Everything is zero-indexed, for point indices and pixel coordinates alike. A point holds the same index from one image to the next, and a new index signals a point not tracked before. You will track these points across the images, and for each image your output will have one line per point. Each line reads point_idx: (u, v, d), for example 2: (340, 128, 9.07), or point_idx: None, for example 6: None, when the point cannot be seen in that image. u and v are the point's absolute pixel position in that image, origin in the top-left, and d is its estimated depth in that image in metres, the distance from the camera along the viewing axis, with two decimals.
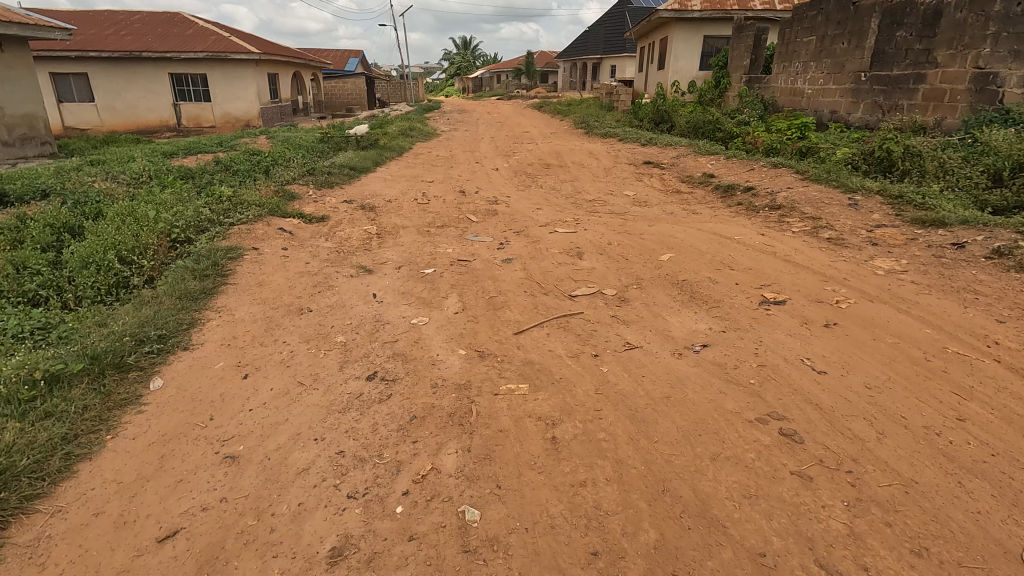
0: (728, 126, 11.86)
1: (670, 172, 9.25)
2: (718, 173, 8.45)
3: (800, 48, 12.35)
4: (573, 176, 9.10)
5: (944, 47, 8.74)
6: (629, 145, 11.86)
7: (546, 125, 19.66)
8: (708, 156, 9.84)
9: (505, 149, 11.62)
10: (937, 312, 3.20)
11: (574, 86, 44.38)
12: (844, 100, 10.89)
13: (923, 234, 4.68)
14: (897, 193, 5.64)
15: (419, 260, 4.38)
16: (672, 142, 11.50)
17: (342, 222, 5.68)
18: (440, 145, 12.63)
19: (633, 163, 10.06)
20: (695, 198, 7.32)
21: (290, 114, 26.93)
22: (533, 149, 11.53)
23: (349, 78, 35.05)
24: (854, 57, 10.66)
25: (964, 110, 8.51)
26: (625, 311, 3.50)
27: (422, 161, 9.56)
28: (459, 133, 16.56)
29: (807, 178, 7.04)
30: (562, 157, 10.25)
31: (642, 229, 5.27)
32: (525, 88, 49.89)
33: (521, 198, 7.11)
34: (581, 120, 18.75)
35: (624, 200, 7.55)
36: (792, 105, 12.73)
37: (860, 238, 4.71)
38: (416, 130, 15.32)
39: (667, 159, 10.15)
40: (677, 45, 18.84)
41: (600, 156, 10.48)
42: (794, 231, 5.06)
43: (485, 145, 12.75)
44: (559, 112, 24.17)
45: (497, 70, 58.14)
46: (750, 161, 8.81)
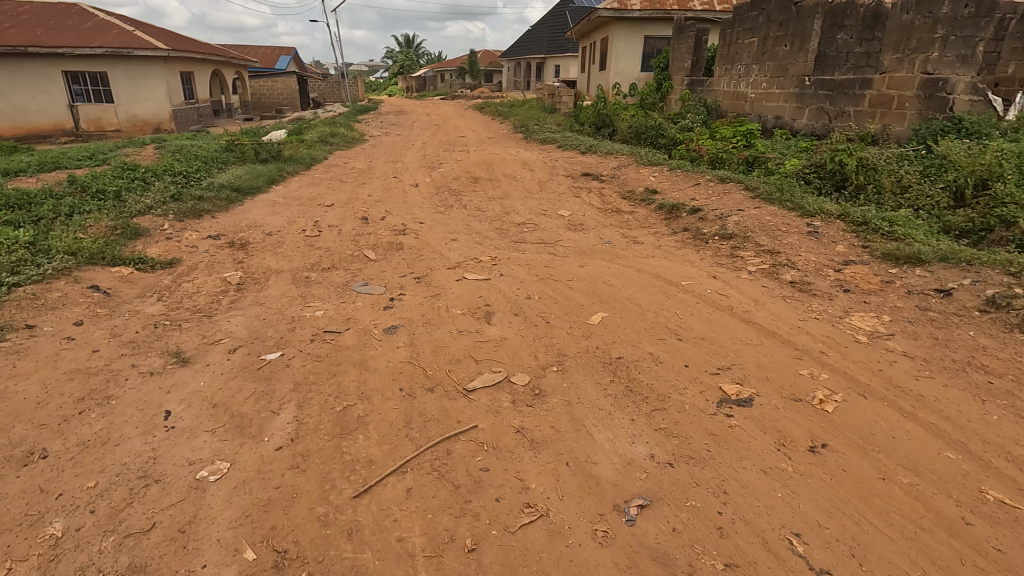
0: (671, 132, 11.21)
1: (610, 186, 8.42)
2: (661, 188, 7.67)
3: (742, 50, 11.82)
4: (503, 191, 8.10)
5: (891, 50, 8.26)
6: (567, 154, 11.00)
7: (485, 128, 18.61)
8: (650, 167, 9.09)
9: (432, 159, 10.50)
10: (949, 414, 2.36)
11: (518, 86, 43.50)
12: (788, 105, 10.38)
13: (899, 275, 3.93)
14: (860, 219, 4.95)
15: (271, 332, 3.27)
16: (613, 150, 10.72)
17: (195, 267, 4.47)
18: (361, 154, 11.35)
19: (571, 174, 9.17)
20: (635, 220, 6.46)
21: (210, 116, 24.74)
22: (463, 158, 10.46)
23: (279, 77, 32.85)
24: (797, 60, 10.15)
25: (913, 118, 8.04)
26: (536, 420, 2.51)
27: (331, 176, 8.34)
28: (389, 139, 15.29)
29: (757, 196, 6.32)
30: (493, 169, 9.25)
31: (571, 270, 4.31)
32: (468, 88, 48.61)
33: (437, 223, 6.07)
34: (521, 123, 17.80)
35: (557, 223, 6.62)
36: (735, 109, 12.19)
37: (827, 280, 3.93)
38: (340, 136, 13.95)
39: (607, 170, 9.32)
40: (618, 46, 18.20)
41: (535, 167, 9.53)
42: (748, 271, 4.25)
43: (412, 153, 11.58)
44: (500, 114, 23.16)
45: (440, 69, 56.56)
46: (695, 173, 8.08)
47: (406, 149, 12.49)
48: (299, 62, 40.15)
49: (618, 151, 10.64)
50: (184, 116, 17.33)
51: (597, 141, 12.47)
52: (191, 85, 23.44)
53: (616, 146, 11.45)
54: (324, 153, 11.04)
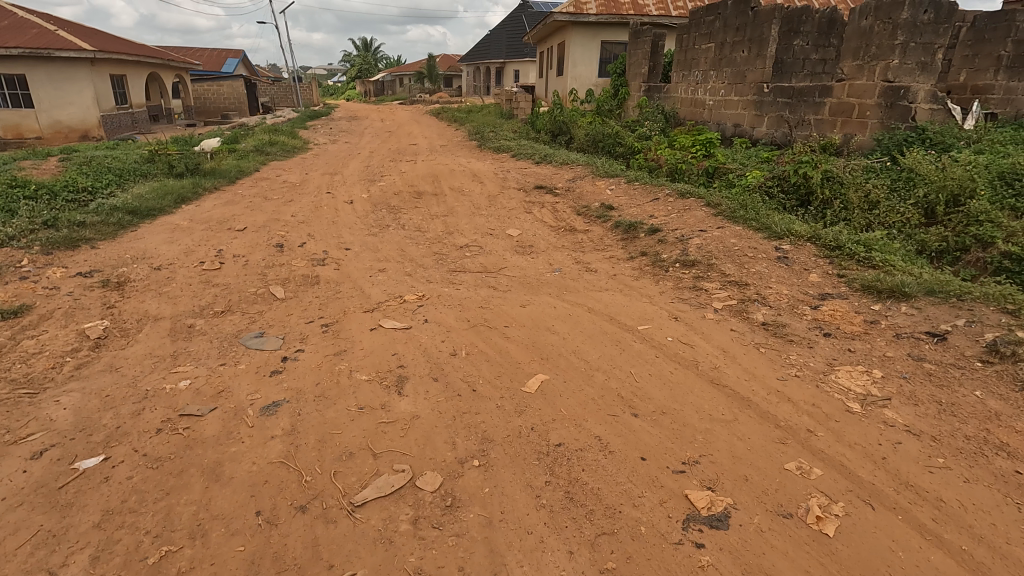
0: (629, 141, 10.79)
1: (564, 200, 7.84)
2: (618, 203, 7.13)
3: (698, 56, 11.48)
4: (448, 208, 7.42)
5: (850, 57, 7.93)
6: (522, 164, 10.39)
7: (440, 135, 17.89)
8: (607, 178, 8.57)
9: (375, 170, 9.72)
10: (981, 536, 1.79)
11: (478, 91, 42.87)
12: (747, 112, 10.04)
13: (884, 314, 3.42)
14: (832, 242, 4.50)
15: (107, 419, 2.50)
16: (570, 160, 10.18)
17: (50, 317, 3.63)
18: (299, 165, 10.48)
19: (524, 187, 8.56)
20: (590, 242, 5.88)
21: (147, 122, 23.22)
22: (409, 169, 9.72)
23: (225, 80, 31.30)
24: (755, 67, 9.83)
25: (875, 127, 7.72)
26: (440, 557, 1.83)
27: (256, 192, 7.49)
28: (335, 148, 14.41)
29: (719, 213, 5.85)
30: (439, 182, 8.55)
31: (511, 311, 3.67)
32: (427, 93, 47.68)
33: (366, 250, 5.34)
34: (477, 130, 17.13)
35: (504, 245, 5.98)
36: (693, 117, 11.84)
37: (803, 321, 3.40)
38: (280, 145, 12.99)
39: (562, 182, 8.75)
40: (575, 51, 17.80)
41: (485, 179, 8.89)
42: (714, 309, 3.69)
43: (356, 164, 10.77)
44: (456, 120, 22.47)
45: (399, 73, 55.44)
46: (654, 186, 7.59)
47: (350, 159, 11.65)
48: (248, 65, 38.49)
49: (575, 161, 10.11)
50: (114, 122, 16.04)
51: (552, 149, 11.94)
52: (124, 89, 21.90)
53: (573, 155, 10.93)
54: (257, 165, 10.12)
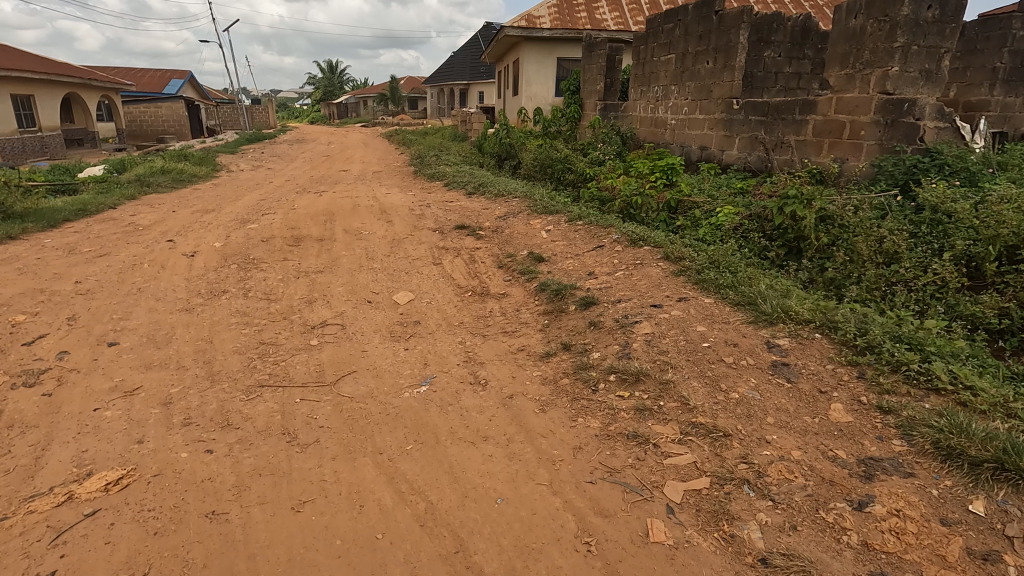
0: (580, 166, 9.19)
1: (486, 246, 6.10)
2: (551, 251, 5.42)
3: (658, 69, 9.99)
4: (329, 261, 5.60)
5: (837, 64, 6.46)
6: (452, 195, 8.68)
7: (380, 159, 16.13)
8: (547, 211, 6.91)
9: (265, 205, 7.85)
10: None
11: (441, 113, 41.44)
12: (714, 133, 8.53)
13: (1010, 539, 1.67)
14: (857, 332, 2.83)
15: None
16: (509, 190, 8.53)
17: None
18: (178, 200, 8.56)
19: (441, 228, 6.80)
20: (499, 317, 4.13)
21: (61, 146, 21.03)
22: (308, 202, 7.90)
23: (163, 102, 29.12)
24: (721, 80, 8.35)
25: (872, 150, 6.16)
26: None
27: (69, 242, 5.56)
28: (248, 175, 12.54)
29: (683, 271, 4.19)
30: (334, 223, 6.73)
31: (271, 528, 1.88)
32: (389, 115, 46.06)
33: (145, 345, 3.47)
34: (420, 154, 15.45)
35: (378, 324, 4.17)
36: (652, 138, 10.31)
37: (842, 559, 1.66)
38: (176, 172, 11.03)
39: (490, 219, 7.03)
40: (529, 67, 16.37)
41: (394, 217, 7.11)
42: (665, 508, 1.92)
43: (252, 197, 8.91)
44: (406, 142, 20.78)
45: (361, 95, 53.75)
46: (600, 226, 5.95)
47: (251, 191, 9.79)
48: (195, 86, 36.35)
49: (514, 190, 8.46)
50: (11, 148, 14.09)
51: (493, 177, 10.28)
52: (29, 111, 19.84)
53: (513, 185, 9.31)
54: (121, 202, 8.17)
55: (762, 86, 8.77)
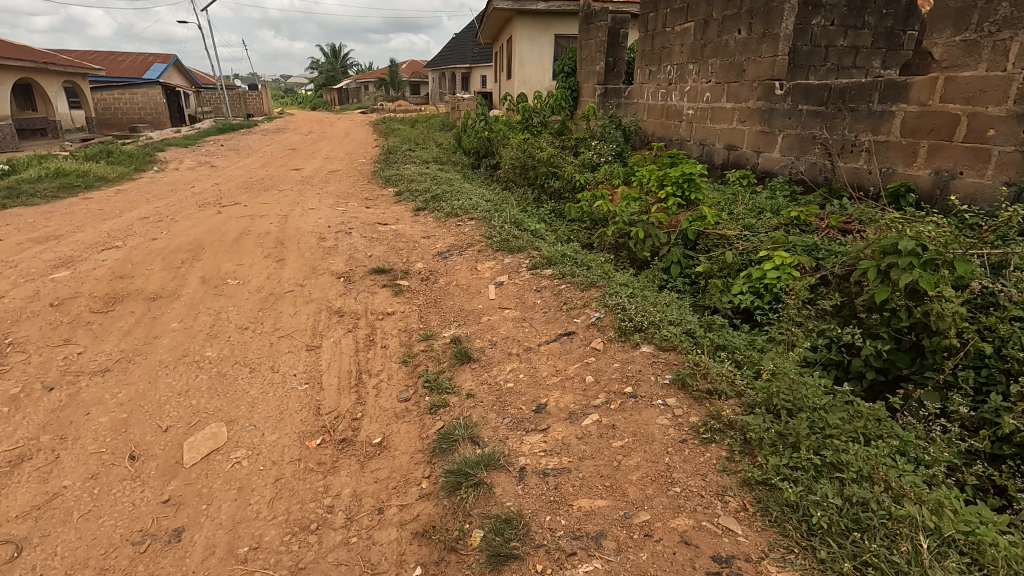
0: (568, 171, 7.03)
1: (400, 313, 3.95)
2: (488, 337, 3.29)
3: (670, 43, 7.68)
4: (136, 345, 3.50)
5: (946, 26, 4.19)
6: (393, 212, 6.55)
7: (350, 153, 14.00)
8: (507, 242, 4.79)
9: (131, 230, 5.79)
10: None
11: (442, 98, 39.06)
12: (747, 127, 6.28)
13: None
14: None
15: None
16: (471, 204, 6.42)
17: None
18: (34, 219, 6.53)
19: (351, 272, 4.69)
20: (332, 534, 2.02)
21: (12, 137, 19.22)
22: (190, 226, 5.81)
23: (138, 88, 27.18)
24: (758, 55, 6.07)
25: (1007, 160, 3.91)
26: None
27: None
28: (177, 176, 10.50)
29: (718, 429, 2.09)
30: (194, 264, 4.65)
31: None
32: (387, 100, 43.79)
33: None
34: (393, 147, 13.29)
35: (97, 540, 2.09)
36: (660, 132, 8.06)
37: None
38: (76, 176, 9.03)
39: (422, 258, 4.89)
40: (522, 47, 14.11)
41: (291, 253, 5.00)
42: None
43: (139, 213, 6.86)
44: (389, 132, 18.61)
45: (362, 80, 51.43)
46: (577, 280, 3.83)
47: (153, 202, 7.74)
48: (181, 71, 34.32)
49: (477, 205, 6.34)
50: None
51: (461, 182, 8.15)
52: None
53: (482, 195, 7.21)
54: None
55: (809, 65, 6.49)
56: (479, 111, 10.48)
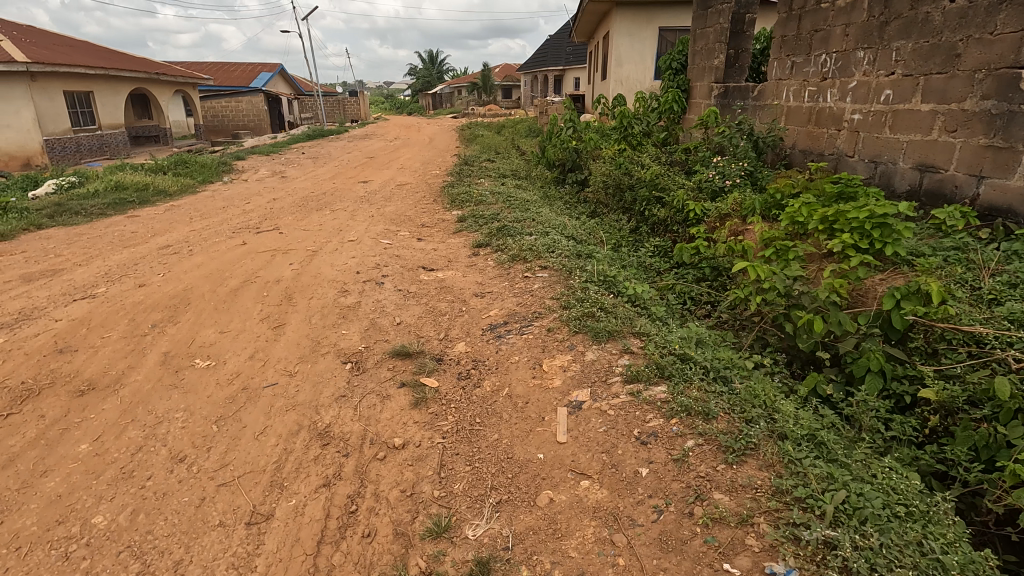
0: (680, 198, 5.29)
1: (411, 451, 2.46)
2: (548, 562, 1.74)
3: (828, 23, 5.66)
4: (5, 490, 2.28)
5: None
6: (446, 250, 5.12)
7: (426, 163, 12.92)
8: (595, 318, 3.19)
9: (134, 267, 4.80)
10: None
11: (533, 102, 37.83)
12: (962, 141, 4.22)
13: None
14: None
15: None
16: (551, 240, 4.86)
17: None
18: (55, 246, 5.79)
19: (364, 352, 3.28)
20: None
21: (124, 143, 20.16)
22: (197, 263, 4.72)
23: (243, 95, 28.21)
24: (989, 33, 4.00)
25: None
26: None
27: None
28: (241, 190, 9.82)
29: None
30: (163, 331, 3.46)
31: None
32: (478, 105, 43.28)
33: None
34: (471, 156, 12.04)
35: None
36: (805, 143, 6.05)
37: None
38: (134, 192, 8.48)
39: (466, 335, 3.38)
40: (621, 42, 12.36)
41: (295, 315, 3.70)
42: None
43: (166, 240, 5.97)
44: (473, 138, 17.48)
45: (456, 86, 51.45)
46: (717, 423, 2.17)
47: (192, 224, 6.88)
48: (287, 79, 35.57)
49: (558, 241, 4.78)
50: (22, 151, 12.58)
51: (539, 206, 6.63)
52: (92, 108, 18.79)
53: (566, 224, 5.65)
54: None
55: None
56: (568, 116, 8.88)
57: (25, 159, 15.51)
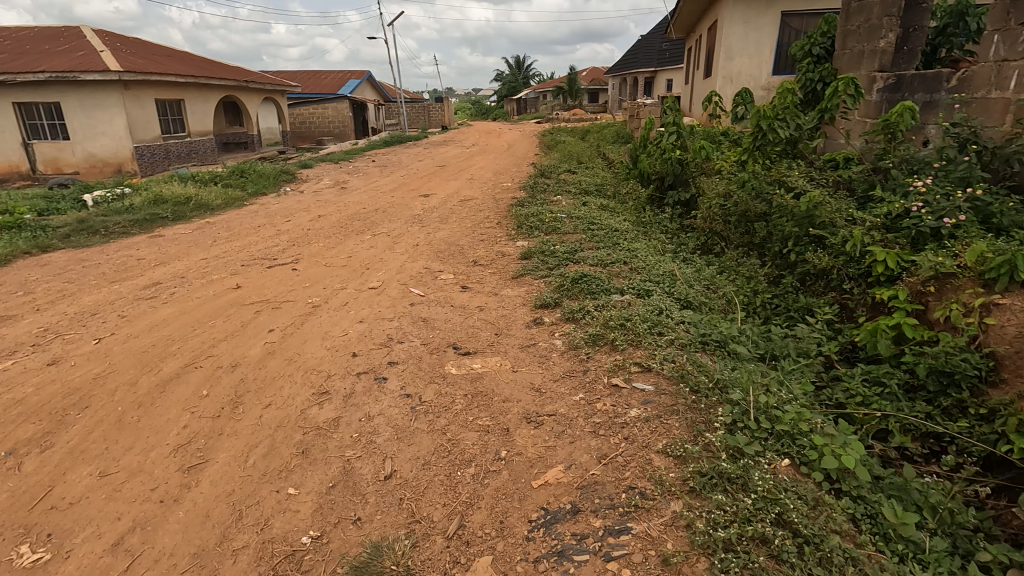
0: (865, 249, 3.42)
1: None
2: None
3: None
4: None
5: None
6: (495, 313, 3.54)
7: (498, 173, 11.52)
8: (775, 560, 1.48)
9: (85, 320, 3.64)
10: None
11: (621, 106, 35.74)
12: None
13: None
14: None
15: None
16: (661, 307, 3.12)
17: None
18: (38, 279, 4.83)
19: (304, 556, 1.76)
20: None
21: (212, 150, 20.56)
22: (155, 322, 3.45)
23: (329, 102, 28.47)
24: None
25: None
26: None
27: None
28: (291, 203, 8.88)
29: None
30: (12, 470, 2.12)
31: None
32: (563, 109, 41.71)
33: None
34: (549, 166, 10.48)
35: None
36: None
37: None
38: (172, 206, 7.68)
39: (495, 534, 1.76)
40: (733, 31, 10.25)
41: (228, 444, 2.26)
42: None
43: (162, 274, 4.87)
44: (554, 144, 15.92)
45: (541, 90, 50.28)
46: None
47: (209, 250, 5.81)
48: (373, 86, 35.70)
49: (671, 312, 3.05)
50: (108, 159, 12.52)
51: (631, 240, 4.93)
52: None
53: (679, 273, 3.91)
54: None
55: None
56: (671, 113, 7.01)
57: (117, 166, 13.81)
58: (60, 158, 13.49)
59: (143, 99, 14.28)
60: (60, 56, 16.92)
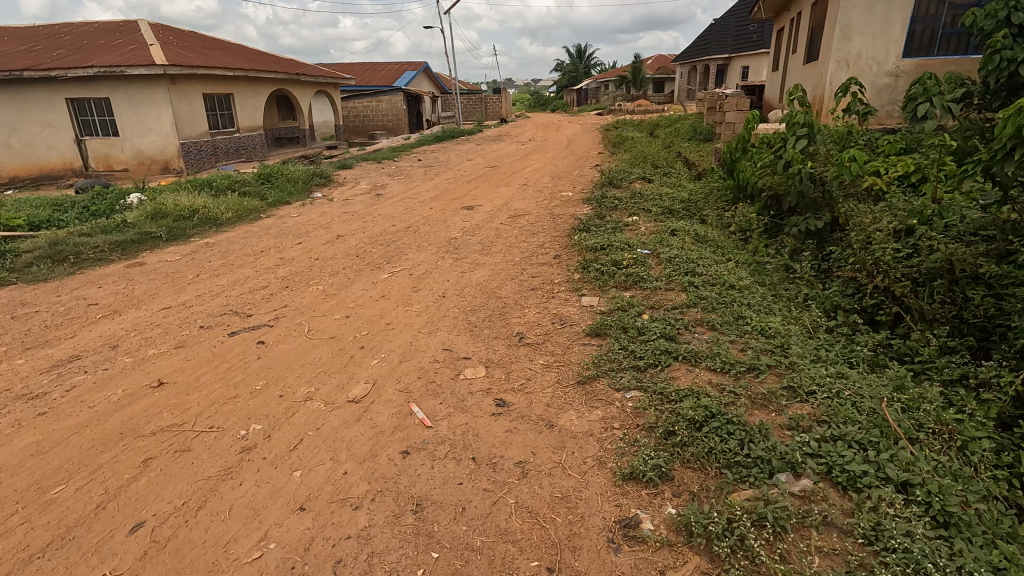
0: None
1: None
2: None
3: None
4: None
5: None
6: (547, 489, 1.95)
7: (556, 178, 9.87)
8: None
9: None
10: None
11: (691, 96, 33.06)
12: None
13: None
14: None
15: None
16: (912, 547, 1.50)
17: None
18: None
19: None
20: None
21: None
22: None
23: (382, 95, 27.54)
24: None
25: None
26: None
27: None
28: (313, 215, 7.59)
29: None
30: None
31: None
32: (626, 100, 39.26)
33: None
34: (619, 171, 8.73)
35: None
36: None
37: None
38: (170, 223, 6.52)
39: None
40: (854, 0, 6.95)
41: None
42: None
43: (94, 338, 3.57)
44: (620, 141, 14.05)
45: (603, 80, 47.83)
46: None
47: (181, 291, 4.52)
48: (429, 77, 34.55)
49: (941, 571, 1.43)
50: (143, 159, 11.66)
51: (763, 312, 3.23)
52: None
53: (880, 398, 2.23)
54: None
55: None
56: (793, 95, 5.03)
57: (165, 163, 12.67)
58: (111, 155, 12.64)
59: (193, 95, 13.03)
60: (110, 51, 16.50)
